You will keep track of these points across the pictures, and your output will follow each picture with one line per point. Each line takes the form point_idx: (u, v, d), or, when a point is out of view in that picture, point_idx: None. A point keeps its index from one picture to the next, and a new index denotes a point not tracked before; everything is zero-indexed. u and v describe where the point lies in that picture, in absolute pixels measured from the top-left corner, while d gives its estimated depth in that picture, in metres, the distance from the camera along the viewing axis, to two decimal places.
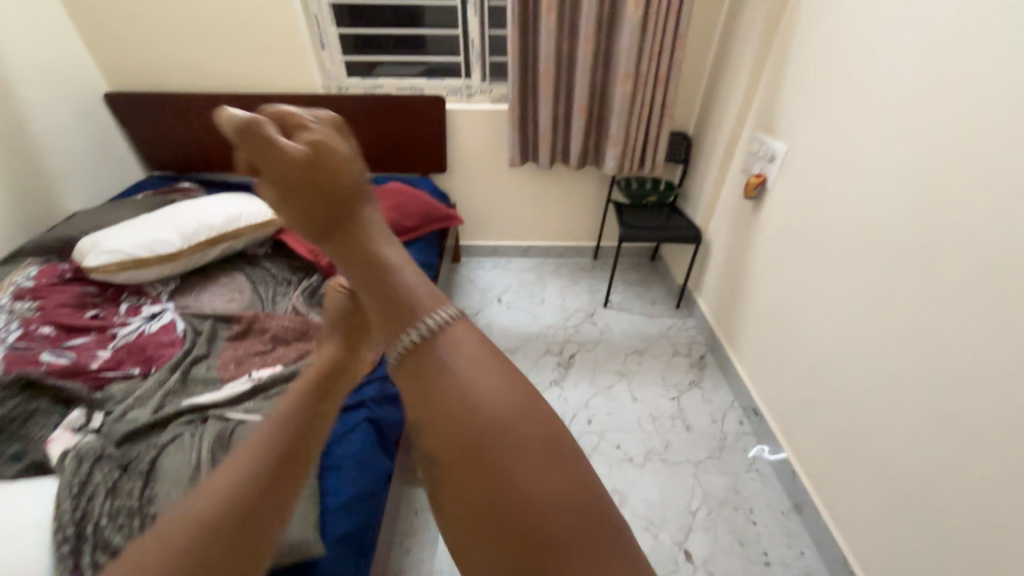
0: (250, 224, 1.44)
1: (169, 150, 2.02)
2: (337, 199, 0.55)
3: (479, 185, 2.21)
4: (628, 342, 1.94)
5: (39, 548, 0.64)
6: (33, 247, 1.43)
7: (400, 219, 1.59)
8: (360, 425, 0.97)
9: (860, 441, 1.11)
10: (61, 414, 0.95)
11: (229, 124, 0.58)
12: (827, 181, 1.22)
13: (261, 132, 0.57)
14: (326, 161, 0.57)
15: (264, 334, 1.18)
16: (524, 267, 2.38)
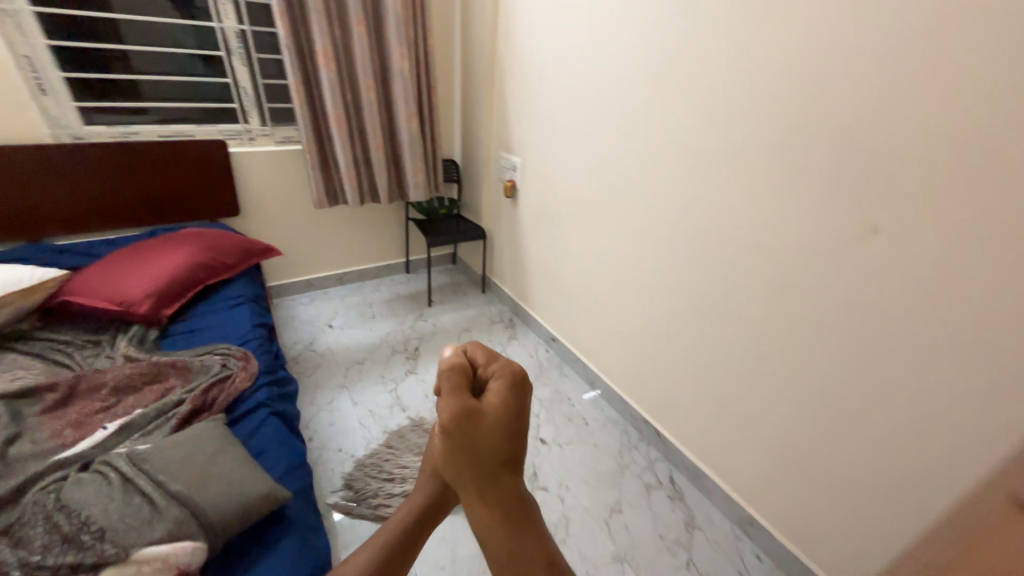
0: (13, 293, 1.20)
1: None
2: (491, 454, 0.46)
3: (282, 223, 2.24)
4: (456, 325, 2.37)
5: None
6: None
7: (218, 257, 1.56)
8: (267, 418, 1.06)
9: (611, 324, 1.81)
10: None
11: (446, 375, 0.48)
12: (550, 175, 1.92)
13: (464, 382, 0.47)
14: (497, 410, 0.47)
15: (98, 391, 1.07)
16: (345, 293, 2.52)
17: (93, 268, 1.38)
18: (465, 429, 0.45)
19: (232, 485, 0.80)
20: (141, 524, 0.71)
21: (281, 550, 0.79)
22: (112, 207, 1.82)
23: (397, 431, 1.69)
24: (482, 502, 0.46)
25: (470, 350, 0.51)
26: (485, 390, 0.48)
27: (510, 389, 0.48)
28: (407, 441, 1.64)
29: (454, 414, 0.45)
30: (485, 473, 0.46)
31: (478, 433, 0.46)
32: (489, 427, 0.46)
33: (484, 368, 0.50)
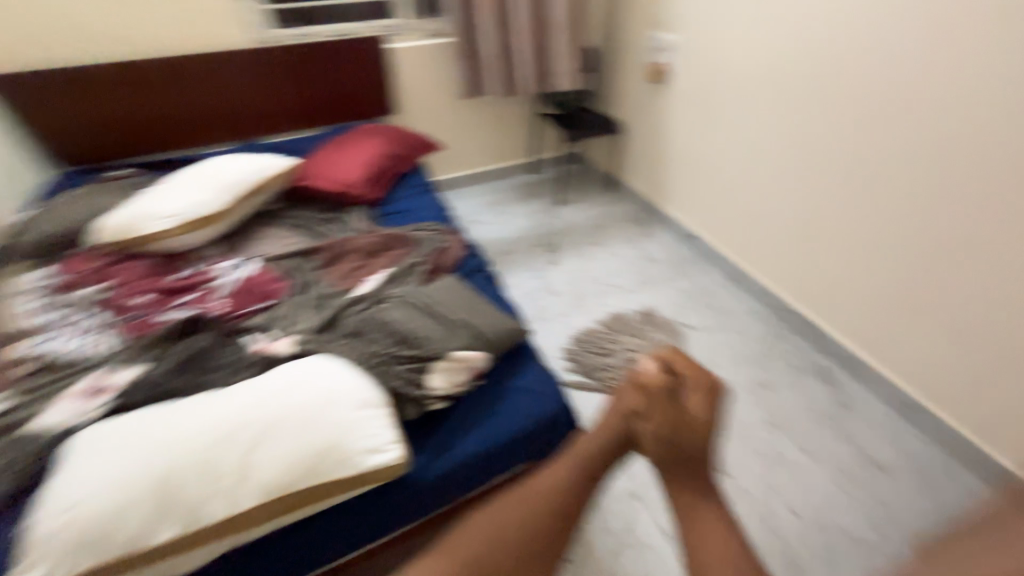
0: (271, 176, 1.46)
1: (82, 131, 1.77)
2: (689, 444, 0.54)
3: (428, 120, 2.33)
4: (589, 221, 2.41)
5: (356, 373, 0.85)
6: (21, 251, 1.28)
7: (400, 149, 1.73)
8: (486, 282, 1.26)
9: (773, 216, 1.75)
10: (232, 343, 1.03)
11: (642, 376, 0.61)
12: (724, 51, 1.76)
13: (658, 385, 0.59)
14: (697, 408, 0.56)
15: (355, 254, 1.33)
16: (479, 189, 2.63)
17: (315, 159, 1.63)
18: (667, 423, 0.56)
19: (497, 320, 1.01)
20: (447, 337, 0.94)
21: (531, 370, 0.99)
22: (296, 109, 2.00)
23: (608, 317, 1.85)
24: (682, 469, 0.52)
25: (673, 359, 0.63)
26: (681, 395, 0.59)
27: (707, 387, 0.59)
28: (621, 326, 1.80)
29: (656, 409, 0.57)
30: (677, 458, 0.53)
31: (684, 431, 0.55)
32: (692, 427, 0.55)
33: (680, 373, 0.61)
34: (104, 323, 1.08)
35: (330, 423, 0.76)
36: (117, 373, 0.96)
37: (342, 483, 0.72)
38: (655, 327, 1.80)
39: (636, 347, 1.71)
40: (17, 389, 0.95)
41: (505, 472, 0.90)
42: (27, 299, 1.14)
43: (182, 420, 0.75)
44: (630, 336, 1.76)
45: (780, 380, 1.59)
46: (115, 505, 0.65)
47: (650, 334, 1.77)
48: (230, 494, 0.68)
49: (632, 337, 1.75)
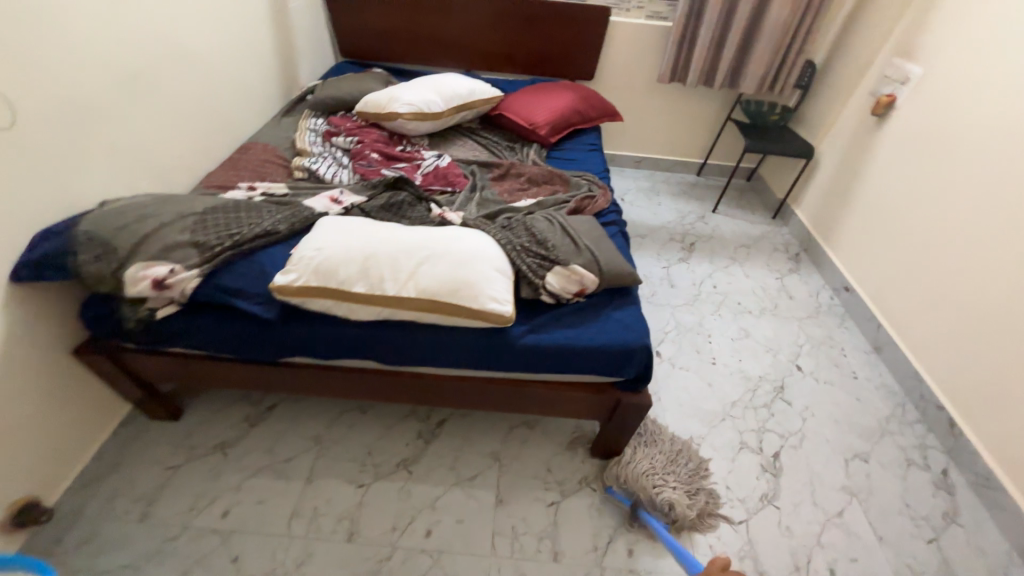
0: (481, 99, 1.79)
1: (359, 33, 2.25)
2: None
3: (618, 95, 2.45)
4: (737, 237, 2.30)
5: (497, 249, 1.10)
6: (311, 104, 1.80)
7: (586, 109, 1.91)
8: (618, 235, 1.39)
9: (953, 290, 1.53)
10: (417, 205, 1.36)
11: None
12: (967, 102, 1.56)
13: None
14: None
15: (519, 177, 1.57)
16: (637, 174, 2.68)
17: (514, 95, 1.88)
18: None
19: (617, 259, 1.15)
20: (572, 253, 1.12)
21: (628, 309, 1.12)
22: (513, 54, 2.27)
23: (716, 333, 1.79)
24: None
25: None
26: None
27: None
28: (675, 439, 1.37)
29: None
30: None
31: None
32: None
33: None
34: (345, 164, 1.51)
35: (472, 269, 1.01)
36: (346, 195, 1.36)
37: (466, 310, 0.98)
38: (693, 479, 1.29)
39: (658, 464, 1.28)
40: (293, 185, 1.42)
41: (574, 373, 1.07)
42: (309, 136, 1.64)
43: (382, 232, 1.09)
44: (670, 460, 1.31)
45: (879, 461, 1.44)
46: (340, 259, 1.01)
47: (690, 475, 1.30)
48: (399, 282, 0.99)
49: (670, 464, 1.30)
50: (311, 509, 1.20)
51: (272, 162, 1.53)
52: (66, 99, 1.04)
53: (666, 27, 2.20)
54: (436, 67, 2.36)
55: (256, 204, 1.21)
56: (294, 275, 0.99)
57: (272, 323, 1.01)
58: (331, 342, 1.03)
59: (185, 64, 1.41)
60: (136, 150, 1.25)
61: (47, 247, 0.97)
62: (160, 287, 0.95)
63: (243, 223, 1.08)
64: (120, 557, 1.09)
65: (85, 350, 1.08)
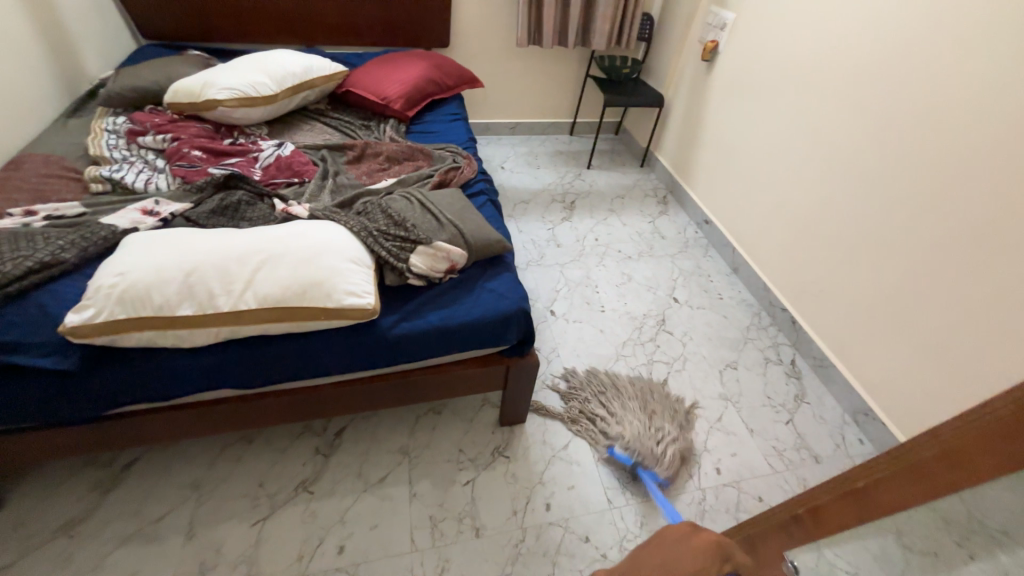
0: (322, 76, 1.61)
1: (158, 9, 1.88)
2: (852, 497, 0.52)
3: (478, 61, 2.39)
4: (612, 190, 2.43)
5: (351, 238, 1.01)
6: (103, 100, 1.48)
7: (442, 78, 1.82)
8: (487, 203, 1.36)
9: (783, 208, 1.77)
10: (258, 203, 1.20)
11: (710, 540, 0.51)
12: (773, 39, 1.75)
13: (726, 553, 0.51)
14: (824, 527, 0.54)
15: (378, 157, 1.46)
16: (514, 141, 2.68)
17: (361, 69, 1.73)
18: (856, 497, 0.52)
19: (483, 228, 1.13)
20: (435, 229, 1.07)
21: (502, 276, 1.11)
22: (356, 25, 2.08)
23: (603, 283, 1.89)
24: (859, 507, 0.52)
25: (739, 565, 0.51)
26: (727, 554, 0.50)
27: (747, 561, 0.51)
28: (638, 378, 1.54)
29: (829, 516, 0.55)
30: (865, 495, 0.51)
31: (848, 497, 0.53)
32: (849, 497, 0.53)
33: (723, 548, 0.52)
34: (160, 168, 1.27)
35: (323, 265, 0.92)
36: (164, 204, 1.14)
37: (323, 311, 0.89)
38: (654, 407, 1.44)
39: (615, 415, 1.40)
40: (89, 201, 1.16)
41: (459, 351, 1.05)
42: (106, 138, 1.35)
43: (207, 240, 0.93)
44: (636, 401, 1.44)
45: (745, 365, 1.66)
46: (153, 281, 0.84)
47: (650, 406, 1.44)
48: (236, 295, 0.86)
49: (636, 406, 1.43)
50: (195, 568, 1.05)
51: (57, 177, 1.23)
52: None
53: None
54: (269, 45, 2.08)
55: (29, 231, 0.96)
56: (92, 309, 0.81)
57: (77, 373, 0.83)
58: (166, 379, 0.88)
59: None
60: None
61: None
62: None
63: (8, 258, 0.85)
64: None
65: None
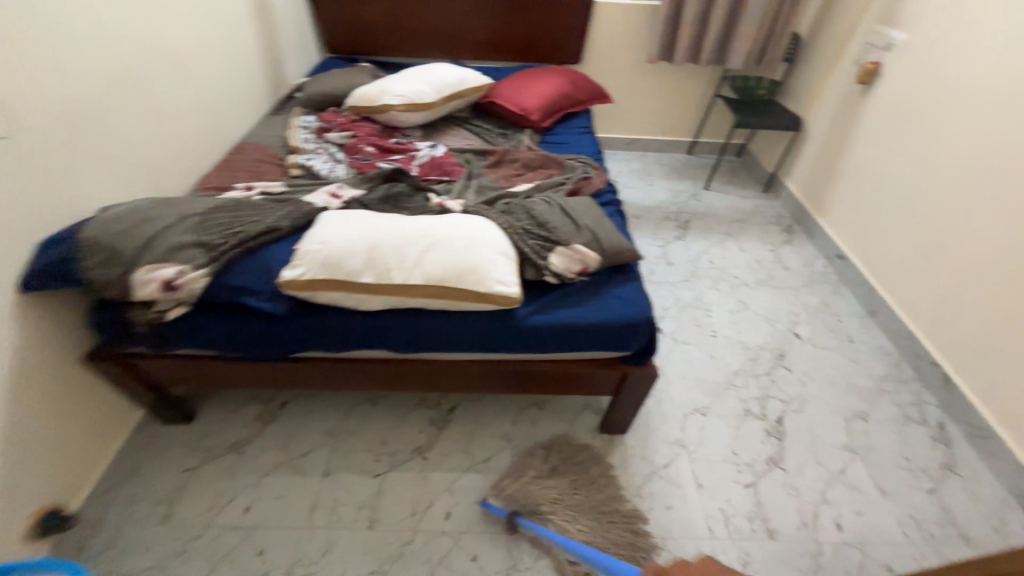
0: (472, 88, 1.79)
1: (342, 28, 2.23)
2: None
3: (606, 77, 2.45)
4: (730, 213, 2.33)
5: (499, 233, 1.11)
6: (299, 102, 1.79)
7: (576, 92, 1.91)
8: (616, 214, 1.40)
9: (944, 251, 1.57)
10: (415, 196, 1.37)
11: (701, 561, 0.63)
12: (954, 62, 1.57)
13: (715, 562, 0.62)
14: None
15: (515, 163, 1.58)
16: (629, 157, 2.69)
17: (503, 82, 1.88)
18: None
19: (617, 236, 1.17)
20: (573, 232, 1.14)
21: (631, 285, 1.14)
22: (499, 41, 2.26)
23: (715, 308, 1.82)
24: None
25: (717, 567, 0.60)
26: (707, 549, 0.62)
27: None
28: (584, 460, 1.31)
29: None
30: None
31: None
32: None
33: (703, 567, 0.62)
34: (340, 159, 1.51)
35: (477, 253, 1.03)
36: (344, 189, 1.35)
37: (474, 294, 0.99)
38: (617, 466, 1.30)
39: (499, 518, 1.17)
40: (289, 182, 1.41)
41: (582, 350, 1.09)
42: (301, 132, 1.63)
43: (384, 222, 1.10)
44: (585, 481, 1.25)
45: (877, 419, 1.49)
46: (345, 251, 1.01)
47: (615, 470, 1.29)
48: (405, 271, 1.00)
49: (579, 489, 1.23)
50: (329, 501, 1.22)
51: (265, 161, 1.52)
52: (58, 106, 1.04)
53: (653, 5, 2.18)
54: (422, 58, 2.35)
55: (254, 202, 1.21)
56: (301, 269, 1.00)
57: (281, 318, 1.02)
58: (341, 334, 1.04)
59: (170, 65, 1.39)
60: (129, 155, 1.24)
61: (51, 255, 0.97)
62: (169, 290, 0.96)
63: (246, 222, 1.08)
64: (143, 559, 1.10)
65: (94, 357, 1.09)
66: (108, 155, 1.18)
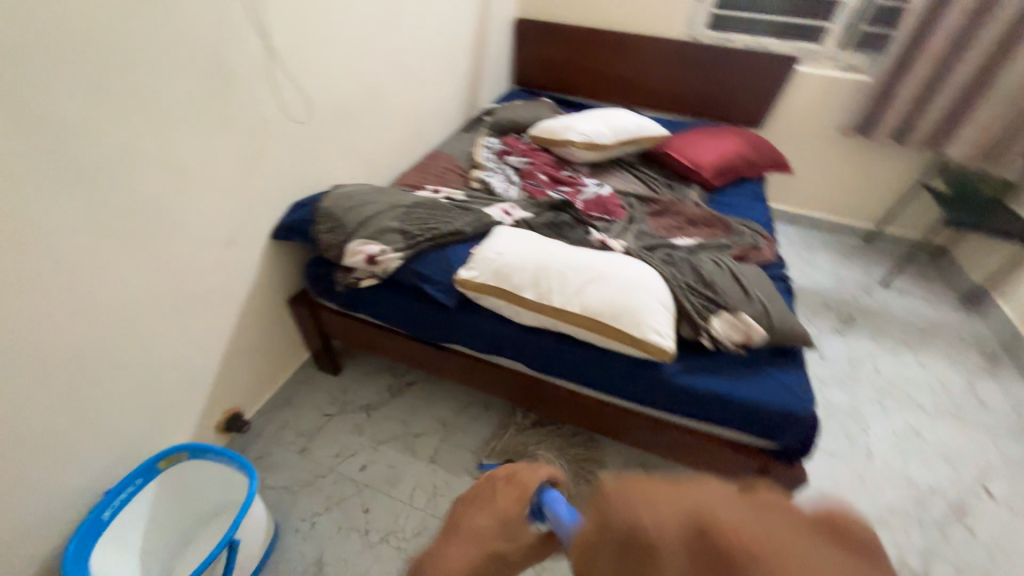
0: (648, 136, 1.82)
1: (536, 66, 2.46)
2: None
3: (786, 146, 2.30)
4: (912, 320, 1.98)
5: (663, 283, 1.10)
6: (488, 125, 2.01)
7: (755, 157, 1.83)
8: (784, 291, 1.29)
9: None
10: (578, 227, 1.43)
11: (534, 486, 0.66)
12: None
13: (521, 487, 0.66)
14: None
15: (678, 216, 1.56)
16: (791, 232, 2.47)
17: (680, 135, 1.89)
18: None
19: (790, 317, 1.08)
20: (741, 301, 1.08)
21: (796, 374, 1.03)
22: (679, 96, 2.29)
23: (876, 426, 1.54)
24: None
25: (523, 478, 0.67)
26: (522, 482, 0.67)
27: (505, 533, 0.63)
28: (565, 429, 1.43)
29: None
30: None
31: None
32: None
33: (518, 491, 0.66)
34: (514, 181, 1.65)
35: (639, 297, 1.03)
36: (515, 208, 1.47)
37: (628, 336, 0.99)
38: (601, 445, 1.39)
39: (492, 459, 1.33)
40: (469, 193, 1.58)
41: (723, 426, 1.02)
42: (485, 151, 1.83)
43: (553, 247, 1.16)
44: (564, 445, 1.37)
45: None
46: (516, 265, 1.10)
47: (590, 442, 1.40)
48: (567, 297, 1.04)
49: (560, 450, 1.37)
50: (430, 487, 1.29)
51: (452, 171, 1.73)
52: (332, 103, 1.32)
53: (866, 80, 1.99)
54: (599, 101, 2.47)
55: (444, 204, 1.38)
56: (475, 271, 1.10)
57: (447, 311, 1.14)
58: (491, 338, 1.12)
59: (406, 82, 1.67)
60: (360, 148, 1.51)
61: (299, 215, 1.23)
62: (371, 264, 1.14)
63: (439, 220, 1.23)
64: (279, 479, 1.28)
65: (296, 301, 1.33)
66: (349, 145, 1.45)
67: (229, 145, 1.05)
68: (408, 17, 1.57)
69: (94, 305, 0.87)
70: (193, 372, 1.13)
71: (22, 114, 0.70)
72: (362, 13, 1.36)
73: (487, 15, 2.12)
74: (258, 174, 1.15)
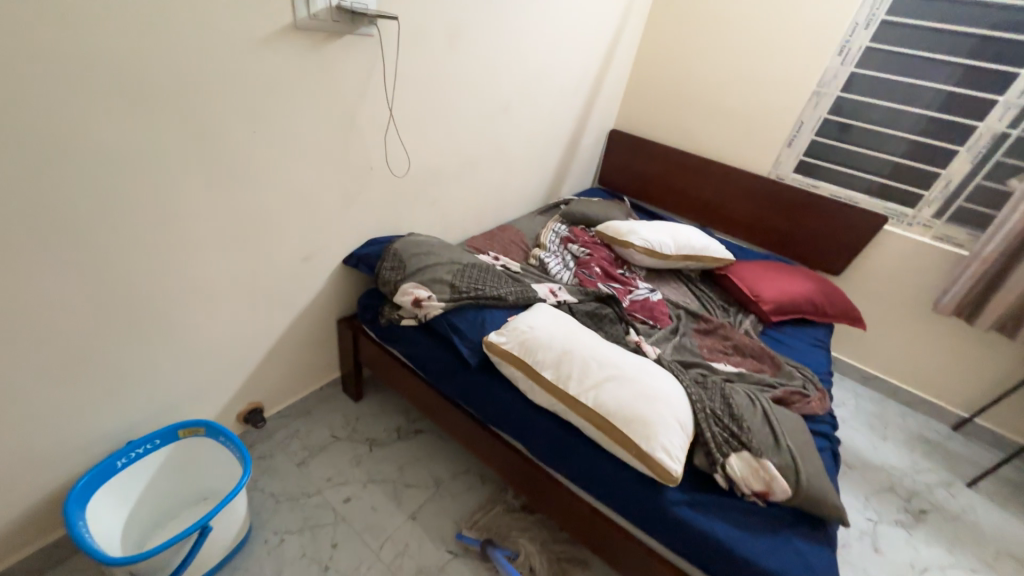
0: (712, 257, 1.84)
1: (622, 173, 2.65)
2: None
3: (866, 302, 2.17)
4: (1003, 540, 1.63)
5: (686, 402, 1.06)
6: (562, 213, 2.16)
7: (824, 303, 1.76)
8: (827, 451, 1.17)
9: None
10: (618, 324, 1.44)
11: None
12: None
13: None
14: None
15: (726, 340, 1.51)
16: (861, 393, 2.24)
17: (746, 264, 1.88)
18: None
19: (823, 481, 0.97)
20: (768, 446, 1.00)
21: (819, 550, 0.90)
22: (755, 227, 2.32)
23: None
24: None
25: None
26: None
27: None
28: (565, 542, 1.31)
29: None
30: None
31: None
32: None
33: None
34: (570, 267, 1.73)
35: (656, 409, 1.00)
36: (562, 291, 1.54)
37: (634, 446, 0.95)
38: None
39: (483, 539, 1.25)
40: (525, 268, 1.69)
41: None
42: (551, 235, 1.96)
43: (585, 336, 1.19)
44: (559, 559, 1.25)
45: None
46: (543, 342, 1.13)
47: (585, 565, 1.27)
48: (583, 386, 1.04)
49: (554, 560, 1.25)
50: (402, 544, 1.24)
51: (516, 245, 1.86)
52: (428, 167, 1.54)
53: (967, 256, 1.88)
54: (675, 215, 2.56)
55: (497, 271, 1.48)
56: (504, 338, 1.15)
57: (469, 369, 1.18)
58: (502, 407, 1.14)
59: (498, 163, 1.89)
60: (441, 208, 1.70)
61: (371, 251, 1.39)
62: (415, 306, 1.24)
63: (486, 284, 1.33)
64: (271, 484, 1.32)
65: (344, 322, 1.46)
66: (434, 203, 1.65)
67: (333, 183, 1.26)
68: (516, 114, 1.82)
69: (184, 280, 1.05)
70: (236, 360, 1.26)
71: (196, 131, 0.94)
72: (475, 105, 1.61)
73: (586, 124, 2.38)
74: (348, 209, 1.34)
